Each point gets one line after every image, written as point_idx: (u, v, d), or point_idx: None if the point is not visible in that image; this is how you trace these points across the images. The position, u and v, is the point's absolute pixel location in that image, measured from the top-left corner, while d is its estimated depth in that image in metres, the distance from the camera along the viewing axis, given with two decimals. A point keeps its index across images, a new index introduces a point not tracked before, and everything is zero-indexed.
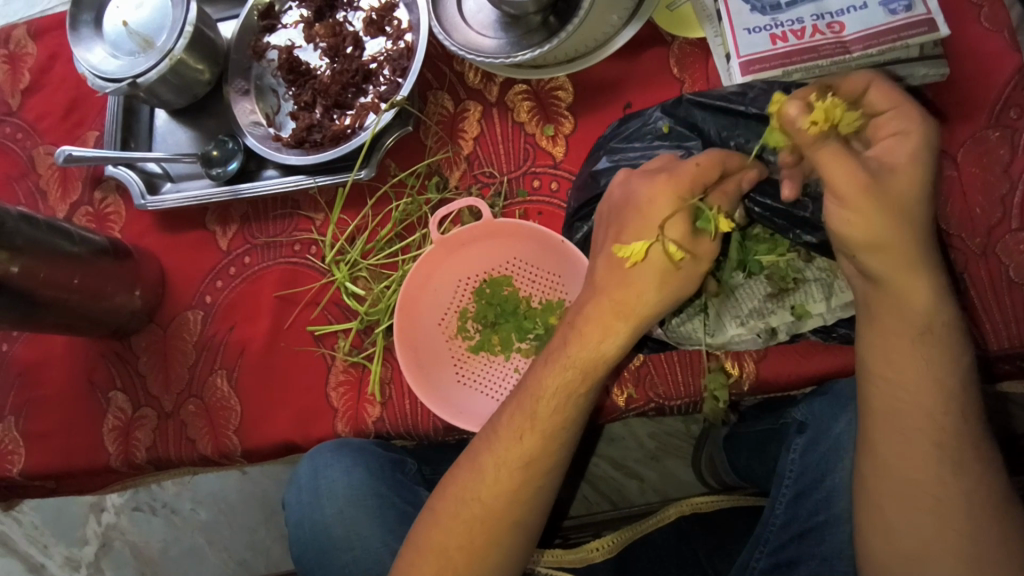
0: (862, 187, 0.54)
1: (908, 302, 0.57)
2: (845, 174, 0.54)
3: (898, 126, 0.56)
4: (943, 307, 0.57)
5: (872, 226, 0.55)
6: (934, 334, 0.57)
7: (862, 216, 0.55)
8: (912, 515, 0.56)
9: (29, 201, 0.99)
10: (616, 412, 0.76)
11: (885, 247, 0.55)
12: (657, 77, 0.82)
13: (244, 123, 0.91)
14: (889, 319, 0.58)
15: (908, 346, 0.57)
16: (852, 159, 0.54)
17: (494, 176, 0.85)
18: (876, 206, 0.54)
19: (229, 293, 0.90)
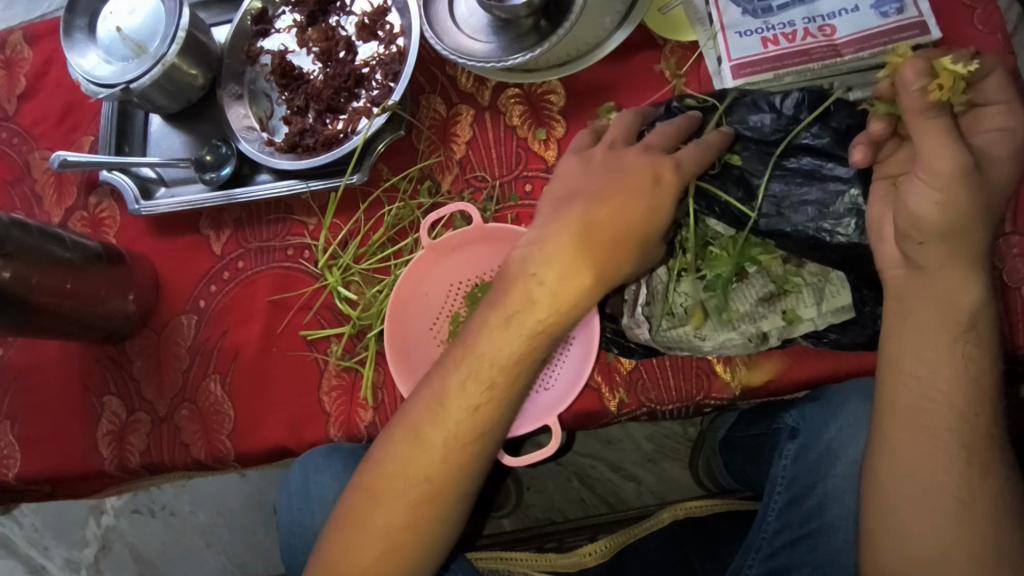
0: (959, 170, 0.52)
1: (954, 297, 0.56)
2: (944, 155, 0.52)
3: (1005, 120, 0.57)
4: (988, 306, 0.56)
5: (953, 211, 0.53)
6: (975, 334, 0.56)
7: (929, 197, 0.54)
8: (930, 520, 0.56)
9: (25, 205, 0.99)
10: (607, 416, 0.75)
11: (954, 234, 0.54)
12: (649, 80, 0.82)
13: (238, 128, 0.91)
14: (931, 313, 0.57)
15: (950, 342, 0.56)
16: (953, 139, 0.52)
17: (486, 180, 0.85)
18: (960, 189, 0.53)
19: (222, 297, 0.90)
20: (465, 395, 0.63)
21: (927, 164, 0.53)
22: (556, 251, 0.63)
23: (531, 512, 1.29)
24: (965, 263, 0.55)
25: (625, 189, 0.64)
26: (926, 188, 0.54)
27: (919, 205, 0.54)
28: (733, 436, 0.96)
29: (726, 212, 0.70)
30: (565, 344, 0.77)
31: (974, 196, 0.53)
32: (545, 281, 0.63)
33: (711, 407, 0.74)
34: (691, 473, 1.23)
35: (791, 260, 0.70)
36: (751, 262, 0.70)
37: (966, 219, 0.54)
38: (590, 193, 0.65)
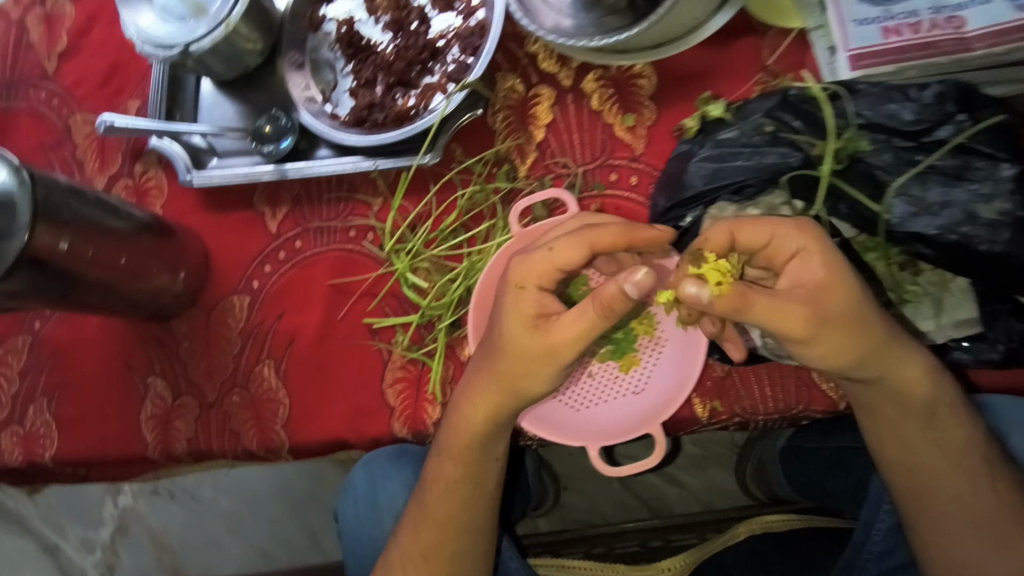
0: (812, 326, 0.55)
1: (910, 397, 0.62)
2: (790, 320, 0.54)
3: (796, 242, 0.58)
4: (941, 390, 0.63)
5: (846, 355, 0.57)
6: (933, 414, 0.64)
7: (833, 352, 0.57)
8: (995, 561, 0.65)
9: (64, 171, 0.94)
10: (696, 424, 0.72)
11: (867, 363, 0.59)
12: (750, 67, 0.76)
13: (299, 99, 0.85)
14: (892, 413, 0.64)
15: (913, 431, 0.65)
16: (783, 300, 0.54)
17: (569, 167, 0.80)
18: (833, 336, 0.56)
19: (277, 279, 0.85)
20: (450, 475, 0.71)
21: (783, 331, 0.55)
22: (479, 398, 0.65)
23: (568, 512, 1.25)
24: (902, 369, 0.61)
25: (512, 336, 0.61)
26: (830, 347, 0.57)
27: (816, 361, 0.59)
28: (801, 445, 0.94)
29: (854, 215, 0.63)
30: (657, 347, 0.74)
31: (861, 334, 0.57)
32: (477, 413, 0.66)
33: (808, 417, 0.71)
34: (737, 480, 1.19)
35: (908, 266, 0.67)
36: (865, 268, 0.68)
37: (869, 352, 0.58)
38: (503, 339, 0.62)
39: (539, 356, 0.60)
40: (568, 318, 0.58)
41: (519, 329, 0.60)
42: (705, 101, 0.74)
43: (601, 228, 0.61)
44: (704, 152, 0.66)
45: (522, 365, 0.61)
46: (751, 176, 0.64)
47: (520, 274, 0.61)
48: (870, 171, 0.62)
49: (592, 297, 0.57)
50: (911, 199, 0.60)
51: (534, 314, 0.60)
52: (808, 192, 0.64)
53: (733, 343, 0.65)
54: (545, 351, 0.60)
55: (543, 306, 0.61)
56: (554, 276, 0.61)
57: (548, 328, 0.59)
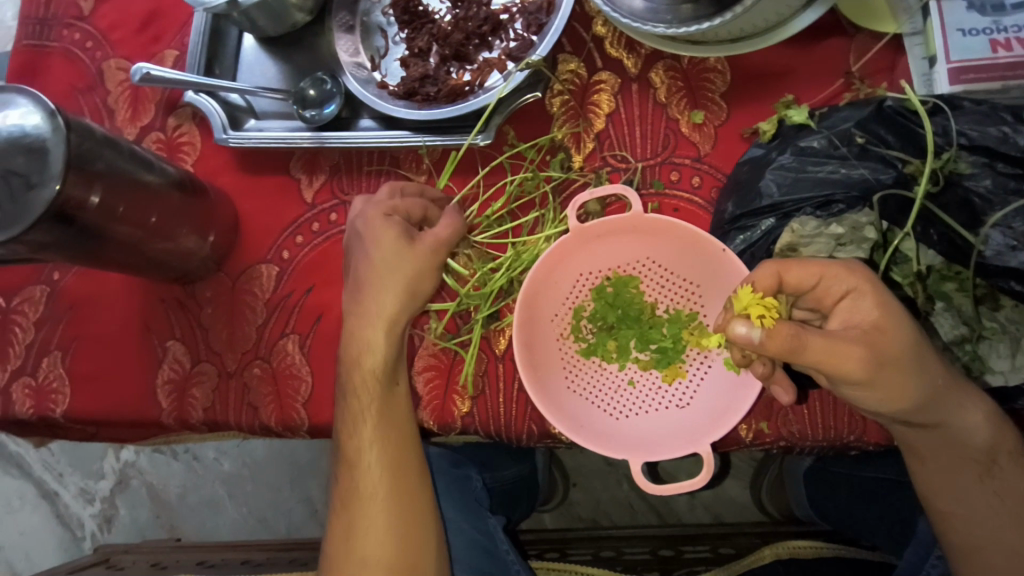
0: (870, 372, 0.51)
1: (967, 444, 0.59)
2: (848, 365, 0.50)
3: (846, 283, 0.54)
4: (1004, 438, 0.59)
5: (904, 401, 0.53)
6: (993, 466, 0.59)
7: (891, 399, 0.53)
8: None
9: (94, 118, 0.89)
10: (738, 445, 0.68)
11: (923, 409, 0.55)
12: (834, 71, 0.71)
13: (347, 63, 0.80)
14: (947, 459, 0.60)
15: (970, 479, 0.60)
16: (841, 342, 0.50)
17: (627, 161, 0.75)
18: (892, 380, 0.52)
19: (309, 252, 0.81)
20: (360, 409, 0.70)
21: (841, 374, 0.51)
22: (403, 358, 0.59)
23: (573, 509, 1.16)
24: (960, 413, 0.57)
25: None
26: (888, 392, 0.52)
27: (870, 405, 0.54)
28: (831, 471, 0.90)
29: (944, 242, 0.61)
30: (707, 361, 0.70)
31: (920, 379, 0.53)
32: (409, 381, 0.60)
33: (858, 448, 0.67)
34: (753, 495, 1.11)
35: (987, 299, 0.61)
36: (940, 297, 0.62)
37: (925, 397, 0.54)
38: None
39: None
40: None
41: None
42: (784, 105, 0.67)
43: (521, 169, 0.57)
44: (788, 159, 0.65)
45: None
46: (839, 190, 0.62)
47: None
48: (966, 195, 0.61)
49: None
50: (1009, 230, 0.59)
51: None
52: (899, 213, 0.62)
53: (780, 386, 0.60)
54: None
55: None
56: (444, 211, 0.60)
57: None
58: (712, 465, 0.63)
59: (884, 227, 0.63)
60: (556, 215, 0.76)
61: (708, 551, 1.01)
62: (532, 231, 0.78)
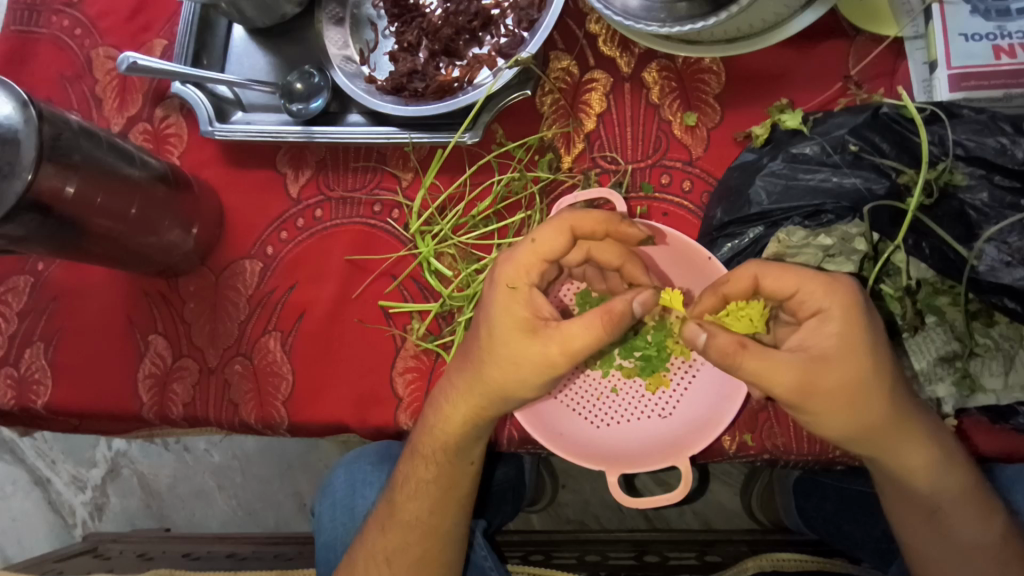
0: (796, 396, 0.50)
1: (912, 481, 0.57)
2: (769, 384, 0.50)
3: (819, 302, 0.52)
4: (954, 478, 0.57)
5: (832, 427, 0.53)
6: (942, 505, 0.58)
7: (826, 424, 0.52)
8: None
9: (81, 107, 0.88)
10: (722, 456, 0.67)
11: (857, 439, 0.54)
12: (831, 74, 0.69)
13: (335, 56, 0.78)
14: (891, 486, 0.60)
15: (916, 510, 0.60)
16: (767, 367, 0.50)
17: (617, 163, 0.73)
18: (819, 409, 0.51)
19: (293, 248, 0.80)
20: (446, 484, 0.67)
21: (771, 391, 0.51)
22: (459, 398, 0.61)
23: (562, 511, 1.15)
24: (905, 452, 0.55)
25: (504, 336, 0.57)
26: (819, 418, 0.52)
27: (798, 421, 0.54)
28: (820, 482, 0.90)
29: (936, 255, 0.60)
30: (691, 370, 0.69)
31: (860, 412, 0.52)
32: (457, 414, 0.62)
33: (844, 463, 0.65)
34: (743, 502, 1.09)
35: (981, 315, 0.59)
36: (932, 312, 0.60)
37: (868, 430, 0.53)
38: None
39: (541, 360, 0.55)
40: (570, 328, 0.54)
41: (512, 332, 0.56)
42: (778, 109, 0.65)
43: (583, 213, 0.57)
44: (779, 166, 0.63)
45: (516, 373, 0.57)
46: (830, 199, 0.61)
47: (513, 272, 0.57)
48: (961, 208, 0.59)
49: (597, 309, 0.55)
50: (1004, 245, 0.57)
51: (527, 317, 0.56)
52: (891, 225, 0.60)
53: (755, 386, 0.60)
54: (552, 353, 0.55)
55: (538, 309, 0.56)
56: (540, 268, 0.57)
57: (549, 333, 0.55)
58: (691, 479, 0.63)
59: (875, 239, 0.61)
60: (543, 217, 0.75)
61: (694, 557, 0.97)
62: (518, 232, 0.76)
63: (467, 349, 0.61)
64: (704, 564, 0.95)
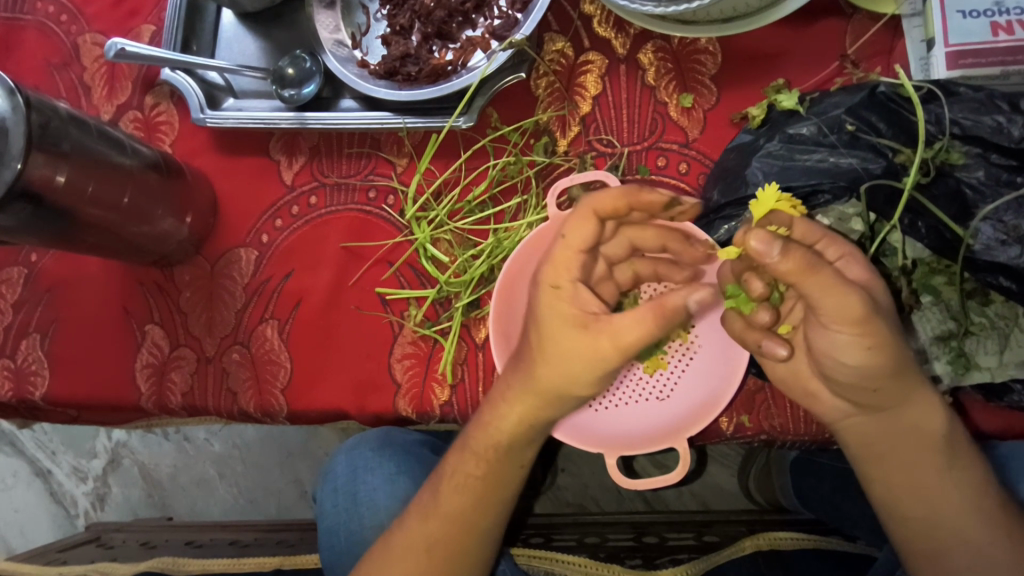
0: (866, 316, 0.48)
1: (924, 435, 0.56)
2: (846, 301, 0.47)
3: (837, 252, 0.53)
4: (958, 427, 0.57)
5: (887, 358, 0.50)
6: (956, 460, 0.57)
7: (868, 355, 0.50)
8: None
9: (69, 95, 0.87)
10: (719, 437, 0.67)
11: (898, 377, 0.52)
12: (828, 53, 0.69)
13: (327, 40, 0.77)
14: (904, 450, 0.58)
15: (929, 472, 0.58)
16: (846, 281, 0.47)
17: (613, 146, 0.73)
18: (880, 333, 0.49)
19: (288, 236, 0.79)
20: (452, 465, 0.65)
21: (835, 308, 0.48)
22: None
23: (561, 495, 1.15)
24: (921, 398, 0.55)
25: (555, 335, 0.55)
26: (869, 346, 0.50)
27: (852, 358, 0.51)
28: (818, 462, 0.91)
29: (932, 235, 0.59)
30: (688, 352, 0.70)
31: (902, 339, 0.51)
32: (494, 409, 0.61)
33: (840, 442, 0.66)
34: (739, 482, 1.10)
35: (977, 294, 0.60)
36: (928, 292, 0.60)
37: (907, 362, 0.52)
38: None
39: (589, 356, 0.54)
40: (620, 322, 0.52)
41: (563, 332, 0.54)
42: (775, 90, 0.66)
43: (602, 192, 0.51)
44: (776, 148, 0.63)
45: (567, 370, 0.56)
46: (826, 179, 0.60)
47: (553, 272, 0.54)
48: (958, 186, 0.59)
49: (650, 303, 0.51)
50: (1000, 224, 0.57)
51: (577, 315, 0.54)
52: (887, 205, 0.59)
53: (772, 342, 0.55)
54: (604, 348, 0.53)
55: (586, 305, 0.54)
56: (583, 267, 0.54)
57: (600, 327, 0.53)
58: (688, 460, 0.63)
59: (872, 220, 0.60)
60: (539, 201, 0.74)
61: (692, 539, 0.98)
62: (514, 217, 0.76)
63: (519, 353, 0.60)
64: (701, 543, 0.96)
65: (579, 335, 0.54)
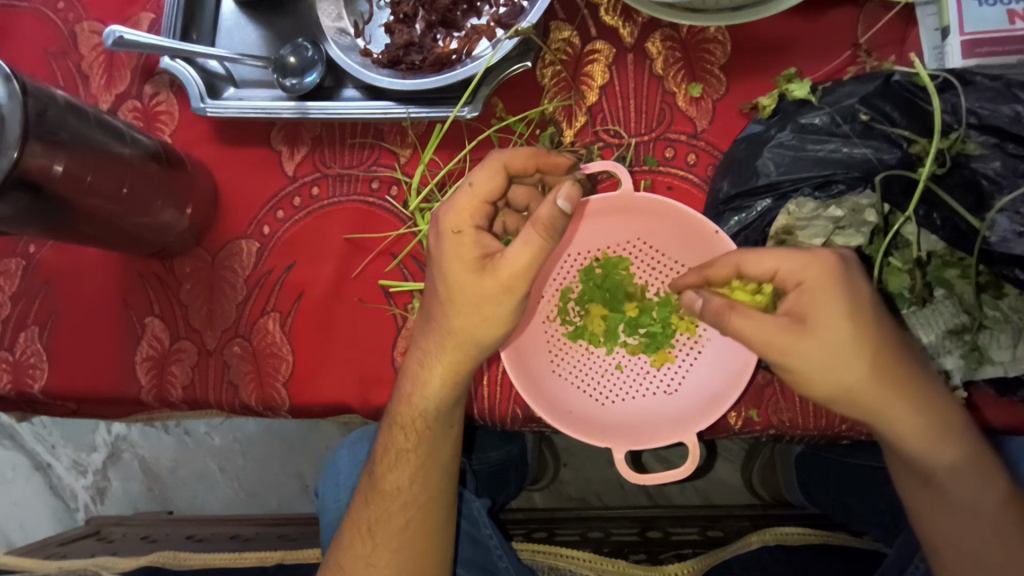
0: (777, 353, 0.54)
1: (950, 425, 0.56)
2: (755, 322, 0.55)
3: (801, 274, 0.55)
4: (958, 441, 0.56)
5: (826, 387, 0.55)
6: (962, 468, 0.57)
7: (805, 379, 0.55)
8: None
9: (67, 84, 0.86)
10: (727, 432, 0.67)
11: (857, 399, 0.55)
12: (841, 42, 0.67)
13: (329, 28, 0.76)
14: (898, 452, 0.58)
15: (931, 476, 0.58)
16: (753, 323, 0.55)
17: (620, 137, 0.72)
18: (806, 367, 0.54)
19: (290, 228, 0.78)
20: None
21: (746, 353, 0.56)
22: None
23: (564, 489, 1.15)
24: (900, 416, 0.55)
25: (456, 282, 0.57)
26: (797, 374, 0.55)
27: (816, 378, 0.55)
28: (824, 456, 0.91)
29: (947, 227, 0.59)
30: (696, 346, 0.69)
31: (844, 370, 0.54)
32: None
33: (850, 437, 0.65)
34: (743, 477, 1.09)
35: (990, 286, 0.59)
36: (941, 284, 0.60)
37: (859, 386, 0.54)
38: None
39: (492, 296, 0.56)
40: (512, 256, 0.55)
41: (465, 276, 0.57)
42: (786, 78, 0.64)
43: (514, 151, 0.59)
44: (789, 138, 0.62)
45: (479, 316, 0.58)
46: (839, 170, 0.60)
47: (456, 217, 0.57)
48: (974, 177, 0.58)
49: (529, 224, 0.55)
50: (1016, 215, 0.56)
51: (477, 256, 0.57)
52: (902, 196, 0.59)
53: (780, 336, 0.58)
54: (496, 289, 0.56)
55: (487, 247, 0.58)
56: (485, 213, 0.58)
57: (493, 270, 0.56)
58: (697, 456, 0.62)
59: (886, 210, 0.60)
60: None
61: (696, 534, 0.98)
62: None
63: (428, 307, 0.61)
64: (706, 538, 0.96)
65: (477, 277, 0.56)
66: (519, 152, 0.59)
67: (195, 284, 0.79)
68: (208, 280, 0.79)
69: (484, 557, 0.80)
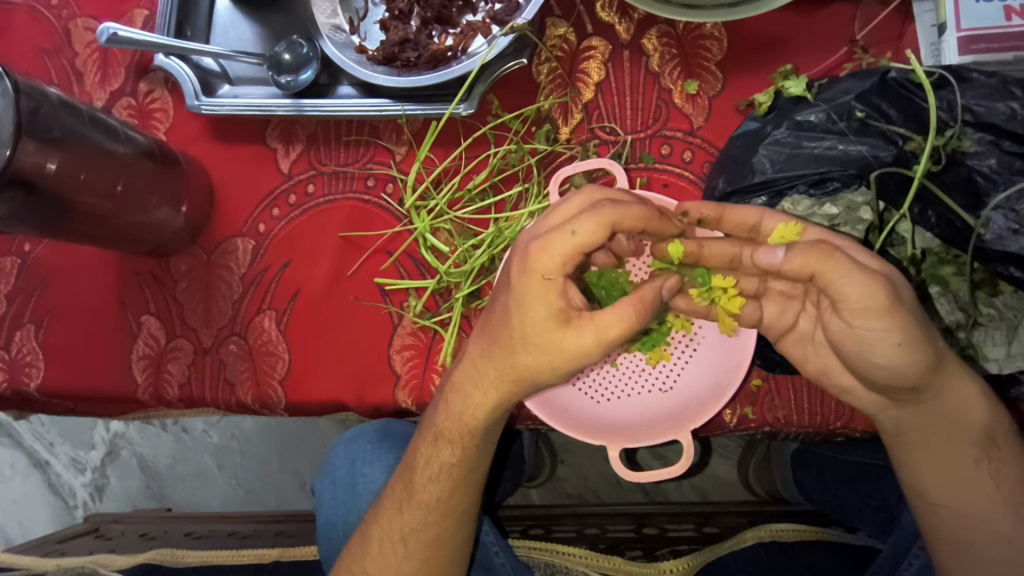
0: (888, 304, 0.47)
1: (961, 421, 0.55)
2: (869, 288, 0.47)
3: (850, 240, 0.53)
4: (997, 420, 0.56)
5: (918, 354, 0.49)
6: (992, 447, 0.57)
7: (898, 345, 0.49)
8: None
9: (61, 81, 0.85)
10: (722, 429, 0.67)
11: (931, 370, 0.51)
12: (836, 38, 0.67)
13: (324, 25, 0.75)
14: (935, 437, 0.57)
15: (961, 463, 0.57)
16: (862, 270, 0.48)
17: (616, 134, 0.72)
18: (909, 325, 0.48)
19: (286, 226, 0.78)
20: (441, 459, 0.64)
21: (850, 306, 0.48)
22: (484, 382, 0.58)
23: (561, 486, 1.15)
24: (954, 389, 0.54)
25: (535, 328, 0.53)
26: (895, 337, 0.49)
27: (884, 356, 0.50)
28: (820, 453, 0.91)
29: (942, 224, 0.59)
30: (692, 343, 0.69)
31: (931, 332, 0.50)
32: (486, 402, 0.59)
33: (845, 434, 0.65)
34: (740, 473, 1.10)
35: (985, 284, 0.59)
36: (936, 282, 0.60)
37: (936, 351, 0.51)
38: None
39: (569, 350, 0.52)
40: (605, 316, 0.51)
41: (545, 326, 0.52)
42: (783, 75, 0.64)
43: (629, 207, 0.51)
44: (785, 135, 0.61)
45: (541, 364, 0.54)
46: (836, 167, 0.59)
47: (546, 263, 0.51)
48: (969, 175, 0.58)
49: (630, 297, 0.52)
50: (1012, 213, 0.56)
51: (560, 308, 0.52)
52: (896, 194, 0.59)
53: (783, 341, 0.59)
54: (585, 342, 0.52)
55: (573, 300, 0.53)
56: (579, 261, 0.51)
57: (582, 324, 0.52)
58: (692, 453, 0.63)
59: (881, 208, 0.60)
60: (540, 189, 0.73)
61: (693, 530, 0.98)
62: (515, 206, 0.75)
63: (491, 341, 0.57)
64: (702, 535, 0.96)
65: (561, 331, 0.52)
66: (630, 210, 0.52)
67: (190, 282, 0.79)
68: (203, 278, 0.79)
69: (479, 555, 0.80)
